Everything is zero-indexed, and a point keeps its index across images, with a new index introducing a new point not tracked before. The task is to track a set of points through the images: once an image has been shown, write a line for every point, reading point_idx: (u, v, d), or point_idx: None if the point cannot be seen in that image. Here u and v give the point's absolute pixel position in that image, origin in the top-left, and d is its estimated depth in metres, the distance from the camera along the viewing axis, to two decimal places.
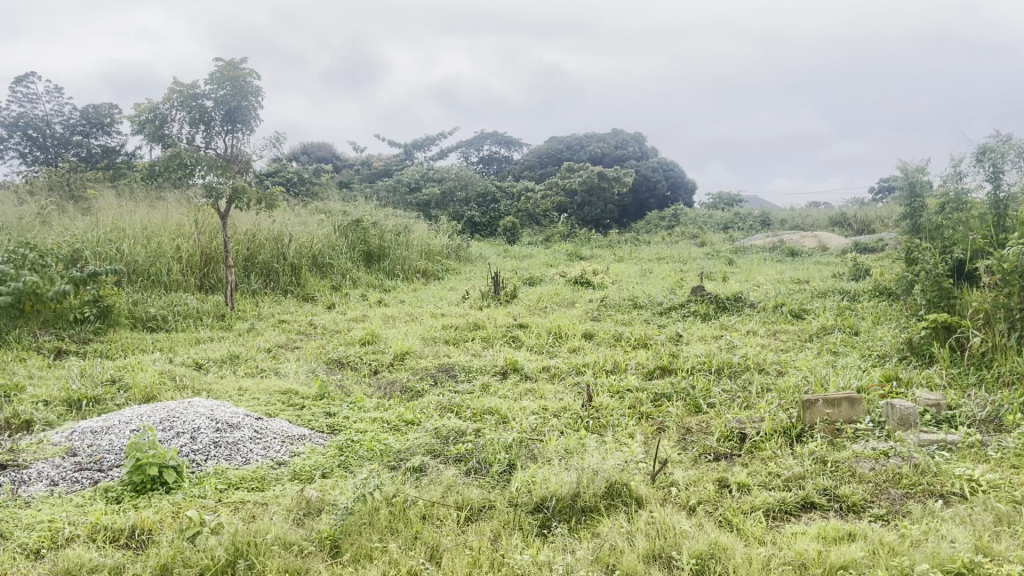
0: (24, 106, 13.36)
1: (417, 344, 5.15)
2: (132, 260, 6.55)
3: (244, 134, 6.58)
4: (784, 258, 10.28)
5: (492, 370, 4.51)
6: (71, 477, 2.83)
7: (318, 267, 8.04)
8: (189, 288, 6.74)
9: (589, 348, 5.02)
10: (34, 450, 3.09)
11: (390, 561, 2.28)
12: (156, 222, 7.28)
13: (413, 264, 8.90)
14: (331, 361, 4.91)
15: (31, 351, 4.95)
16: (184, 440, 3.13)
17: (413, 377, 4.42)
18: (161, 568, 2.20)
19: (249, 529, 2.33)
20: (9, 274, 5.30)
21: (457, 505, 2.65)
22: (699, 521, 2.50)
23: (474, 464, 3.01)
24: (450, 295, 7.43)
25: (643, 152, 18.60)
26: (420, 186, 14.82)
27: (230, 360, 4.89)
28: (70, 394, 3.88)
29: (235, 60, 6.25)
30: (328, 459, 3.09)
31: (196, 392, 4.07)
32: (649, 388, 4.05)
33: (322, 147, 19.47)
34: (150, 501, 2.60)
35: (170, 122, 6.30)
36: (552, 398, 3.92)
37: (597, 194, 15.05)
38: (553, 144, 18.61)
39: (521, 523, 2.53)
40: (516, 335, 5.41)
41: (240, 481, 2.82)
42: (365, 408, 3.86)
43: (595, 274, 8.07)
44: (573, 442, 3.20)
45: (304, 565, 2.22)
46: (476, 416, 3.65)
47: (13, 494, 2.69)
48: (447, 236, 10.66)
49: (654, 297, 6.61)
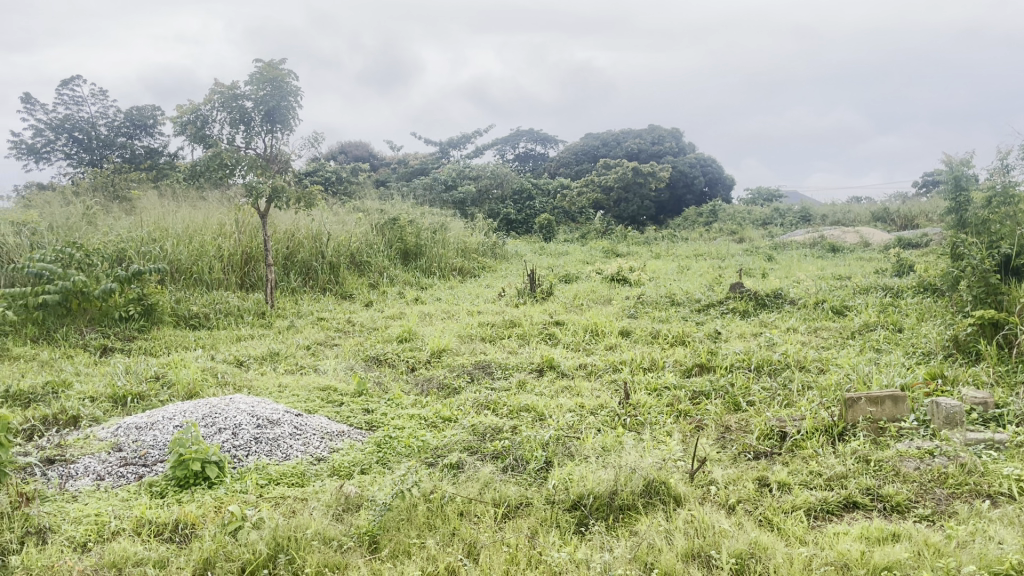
0: (71, 108, 13.72)
1: (454, 341, 5.18)
2: (176, 259, 6.67)
3: (283, 134, 6.66)
4: (825, 253, 10.13)
5: (528, 367, 4.52)
6: (117, 472, 2.89)
7: (356, 266, 8.12)
8: (230, 287, 6.84)
9: (626, 345, 4.98)
10: (81, 445, 3.16)
11: (428, 557, 2.29)
12: (198, 222, 7.40)
13: (450, 262, 8.93)
14: (370, 358, 4.95)
15: (78, 349, 5.06)
16: (226, 436, 3.18)
17: (450, 374, 4.43)
18: (204, 561, 2.23)
19: (290, 525, 2.36)
20: (57, 273, 5.42)
21: (495, 502, 2.66)
22: (738, 520, 2.47)
23: (511, 461, 3.01)
24: (486, 293, 7.46)
25: (682, 147, 18.25)
26: (456, 184, 14.90)
27: (271, 357, 4.96)
28: (115, 390, 3.96)
29: (274, 60, 6.33)
30: (367, 455, 3.12)
31: (237, 389, 4.14)
32: (686, 386, 4.02)
33: (359, 146, 19.60)
34: (194, 495, 2.65)
35: (211, 123, 6.40)
36: (589, 396, 3.91)
37: (635, 190, 14.90)
38: (588, 141, 18.58)
39: (559, 521, 2.52)
40: (553, 333, 5.41)
41: (280, 477, 2.86)
42: (402, 405, 3.88)
43: (632, 271, 8.02)
44: (610, 440, 3.18)
45: (344, 561, 2.24)
46: (513, 414, 3.66)
47: (62, 489, 2.74)
48: (483, 233, 10.69)
49: (692, 294, 6.54)
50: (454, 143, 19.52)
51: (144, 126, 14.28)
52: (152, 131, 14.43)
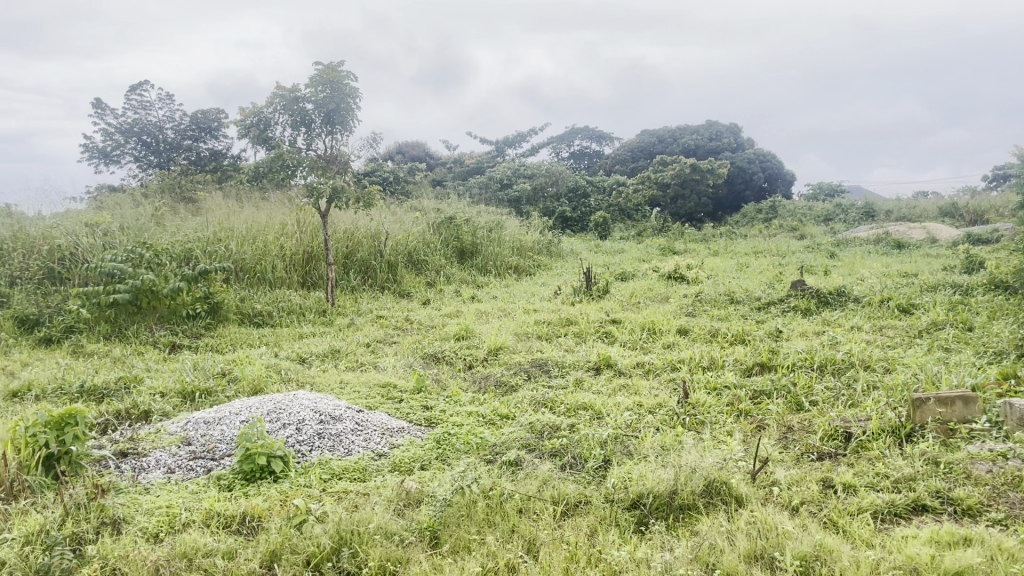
0: (139, 113, 14.15)
1: (510, 339, 5.19)
2: (240, 259, 6.84)
3: (343, 135, 6.77)
4: (890, 250, 9.86)
5: (585, 365, 4.51)
6: (186, 465, 2.98)
7: (414, 265, 8.21)
8: (293, 285, 6.99)
9: (684, 344, 4.93)
10: (153, 439, 3.27)
11: (488, 553, 2.30)
12: (261, 222, 7.58)
13: (506, 260, 8.96)
14: (428, 356, 5.00)
15: (148, 346, 5.22)
16: (291, 431, 3.25)
17: (508, 372, 4.46)
18: (271, 553, 2.29)
19: (353, 519, 2.41)
20: (128, 272, 5.61)
21: (553, 500, 2.67)
22: (802, 522, 2.42)
23: (570, 459, 3.01)
24: (542, 291, 7.45)
25: (741, 143, 17.91)
26: (512, 183, 15.02)
27: (332, 354, 5.05)
28: (184, 386, 4.08)
29: (334, 63, 6.42)
30: (427, 451, 3.15)
31: (300, 385, 4.23)
32: (747, 386, 3.96)
33: (415, 146, 19.79)
34: (260, 489, 2.72)
35: (273, 126, 6.54)
36: (647, 395, 3.89)
37: (691, 186, 14.54)
38: (644, 137, 18.41)
39: (618, 519, 2.52)
40: (609, 331, 5.38)
41: (343, 472, 2.92)
42: (461, 402, 3.92)
43: (690, 268, 7.92)
44: (670, 439, 3.16)
45: (406, 555, 2.28)
46: (571, 412, 3.66)
47: (135, 481, 2.84)
48: (539, 232, 10.69)
49: (752, 292, 6.44)
50: (510, 142, 19.55)
51: (209, 130, 14.63)
52: (217, 134, 14.77)
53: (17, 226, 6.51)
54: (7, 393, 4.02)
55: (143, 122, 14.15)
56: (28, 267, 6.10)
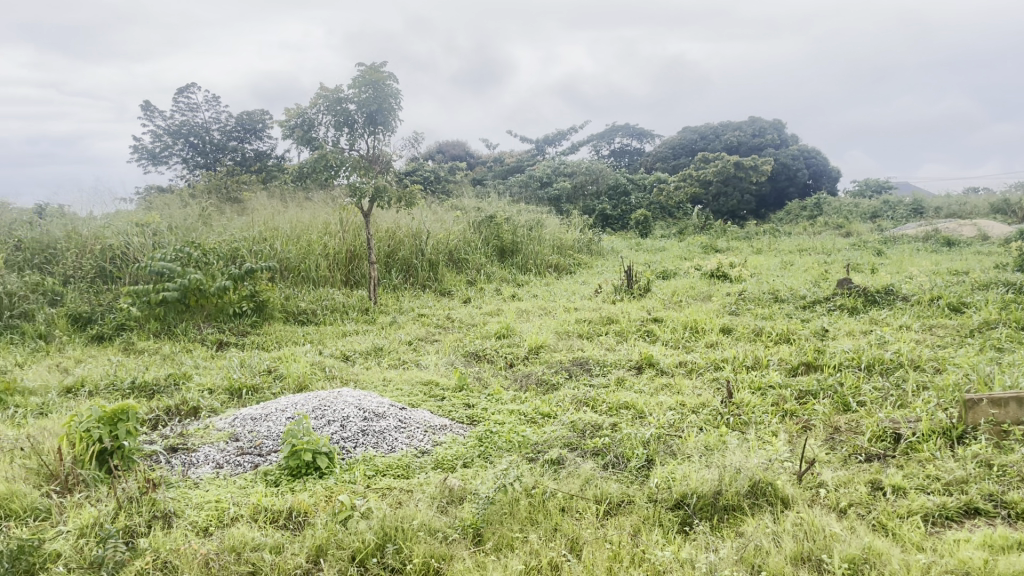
0: (186, 115, 14.43)
1: (551, 338, 5.19)
2: (285, 258, 6.94)
3: (385, 135, 6.83)
4: (940, 248, 9.64)
5: (627, 364, 4.48)
6: (234, 461, 3.04)
7: (454, 264, 8.25)
8: (336, 283, 7.08)
9: (728, 343, 4.88)
10: (202, 434, 3.34)
11: (531, 551, 2.30)
12: (305, 221, 7.68)
13: (546, 259, 8.96)
14: (469, 354, 5.02)
15: (196, 343, 5.33)
16: (335, 427, 3.29)
17: (549, 370, 4.46)
18: (317, 548, 2.32)
19: (397, 516, 2.43)
20: (177, 271, 5.74)
21: (596, 499, 2.66)
22: (851, 524, 2.39)
23: (612, 458, 3.00)
24: (583, 290, 7.43)
25: (785, 139, 17.64)
26: (552, 181, 15.01)
27: (374, 352, 5.10)
28: (231, 383, 4.16)
29: (376, 63, 6.47)
30: (469, 449, 3.17)
31: (344, 382, 4.28)
32: (792, 385, 3.91)
33: (455, 146, 19.86)
34: (306, 484, 2.76)
35: (317, 127, 6.62)
36: (690, 394, 3.85)
37: (733, 184, 14.29)
38: (686, 134, 18.24)
39: (662, 519, 2.50)
40: (651, 329, 5.35)
41: (387, 468, 2.95)
42: (502, 400, 3.92)
43: (733, 267, 7.83)
44: (713, 440, 3.13)
45: (449, 552, 2.29)
46: (612, 411, 3.65)
47: (185, 476, 2.90)
48: (579, 230, 10.66)
49: (797, 291, 6.34)
50: (550, 141, 19.52)
51: (254, 130, 14.83)
52: (262, 135, 14.97)
53: (70, 227, 6.69)
54: (61, 389, 4.14)
55: (190, 124, 14.42)
56: (81, 266, 6.25)
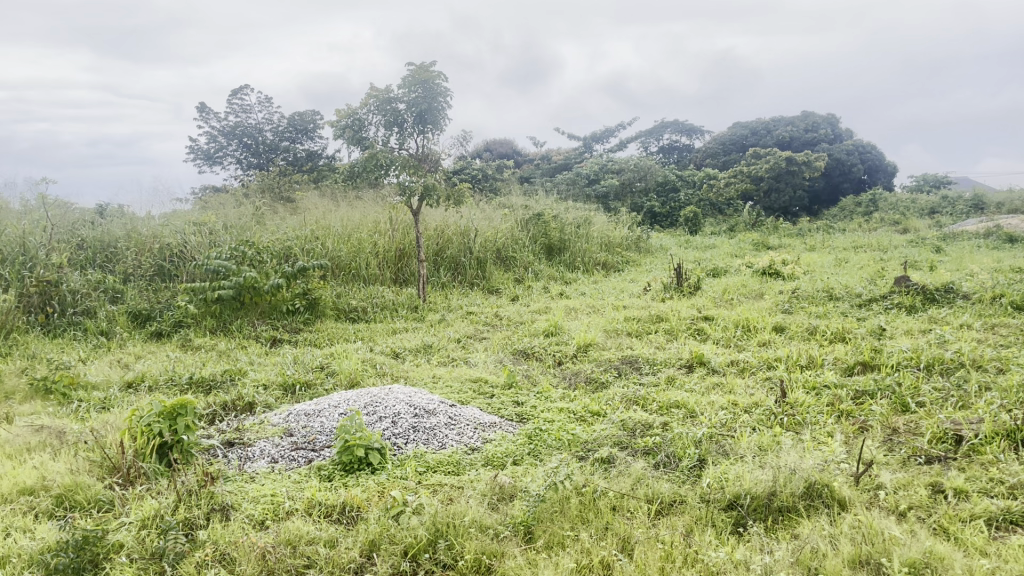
0: (240, 116, 14.73)
1: (600, 336, 5.17)
2: (336, 256, 7.04)
3: (434, 134, 6.87)
4: (1002, 245, 9.35)
5: (677, 363, 4.44)
6: (289, 456, 3.09)
7: (502, 262, 8.27)
8: (386, 281, 7.16)
9: (781, 341, 4.80)
10: (257, 429, 3.40)
11: (583, 550, 2.30)
12: (356, 220, 7.77)
13: (594, 256, 8.92)
14: (518, 352, 5.03)
15: (251, 340, 5.44)
16: (387, 424, 3.33)
17: (598, 369, 4.44)
18: (370, 543, 2.35)
19: (449, 512, 2.45)
20: (232, 269, 5.86)
21: (647, 498, 2.64)
22: (911, 527, 2.33)
23: (663, 457, 2.98)
24: (631, 287, 7.38)
25: (839, 134, 17.26)
26: (600, 178, 14.95)
27: (424, 349, 5.14)
28: (285, 379, 4.23)
29: (425, 63, 6.51)
30: (519, 446, 3.17)
31: (395, 379, 4.33)
32: (848, 385, 3.83)
33: (503, 144, 19.90)
34: (358, 479, 2.79)
35: (367, 127, 6.70)
36: (742, 393, 3.80)
37: (786, 179, 14.04)
38: (737, 129, 17.98)
39: (715, 520, 2.48)
40: (702, 328, 5.29)
41: (438, 465, 2.97)
42: (551, 398, 3.92)
43: (785, 264, 7.70)
44: (767, 440, 3.08)
45: (501, 549, 2.30)
46: (663, 409, 3.62)
47: (241, 470, 2.96)
48: (628, 228, 10.60)
49: (852, 289, 6.21)
50: (598, 138, 19.43)
51: (305, 131, 15.06)
52: (313, 135, 15.19)
53: (130, 226, 6.87)
54: (123, 383, 4.26)
55: (244, 125, 14.73)
56: (141, 265, 6.42)
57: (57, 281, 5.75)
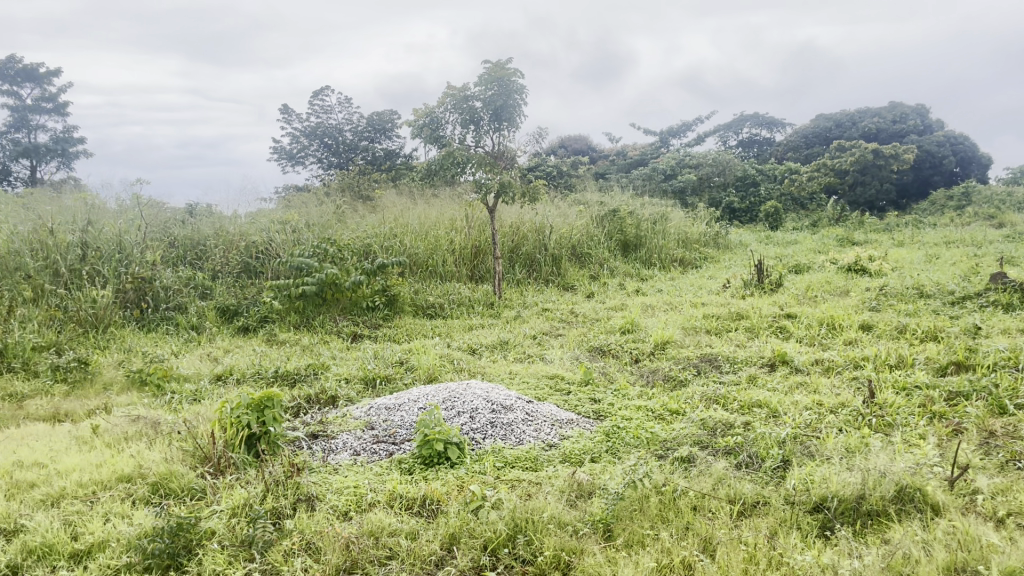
0: (321, 117, 15.09)
1: (678, 333, 5.10)
2: (414, 253, 7.14)
3: (510, 131, 6.90)
4: None
5: (759, 361, 4.35)
6: (371, 448, 3.16)
7: (578, 258, 8.25)
8: (462, 278, 7.23)
9: (867, 340, 4.64)
10: (340, 422, 3.48)
11: (663, 549, 2.27)
12: (433, 217, 7.88)
13: (671, 253, 8.80)
14: (594, 349, 5.01)
15: (333, 335, 5.57)
16: (465, 419, 3.37)
17: (676, 366, 4.38)
18: (450, 536, 2.38)
19: (527, 508, 2.46)
20: (314, 266, 6.01)
21: (729, 499, 2.59)
22: (1010, 534, 2.22)
23: (745, 458, 2.92)
24: (710, 284, 7.26)
25: (929, 125, 16.57)
26: (676, 173, 14.75)
27: (500, 346, 5.17)
28: (366, 373, 4.32)
29: (501, 61, 6.53)
30: (597, 444, 3.16)
31: (472, 374, 4.37)
32: (941, 386, 3.68)
33: (578, 140, 19.83)
34: (438, 473, 2.83)
35: (444, 125, 6.78)
36: (827, 393, 3.70)
37: (872, 172, 13.53)
38: (820, 122, 17.47)
39: (800, 522, 2.41)
40: (784, 326, 5.16)
41: (515, 460, 2.98)
42: (629, 396, 3.89)
43: (872, 260, 7.45)
44: (854, 441, 2.99)
45: (580, 546, 2.29)
46: (745, 408, 3.55)
47: (325, 462, 3.03)
48: (706, 224, 10.42)
49: (944, 285, 5.96)
50: (674, 132, 19.17)
51: (384, 130, 15.35)
52: (391, 134, 15.44)
53: (218, 225, 7.13)
54: (212, 375, 4.42)
55: (325, 125, 15.08)
56: (228, 262, 6.66)
57: (151, 278, 5.98)
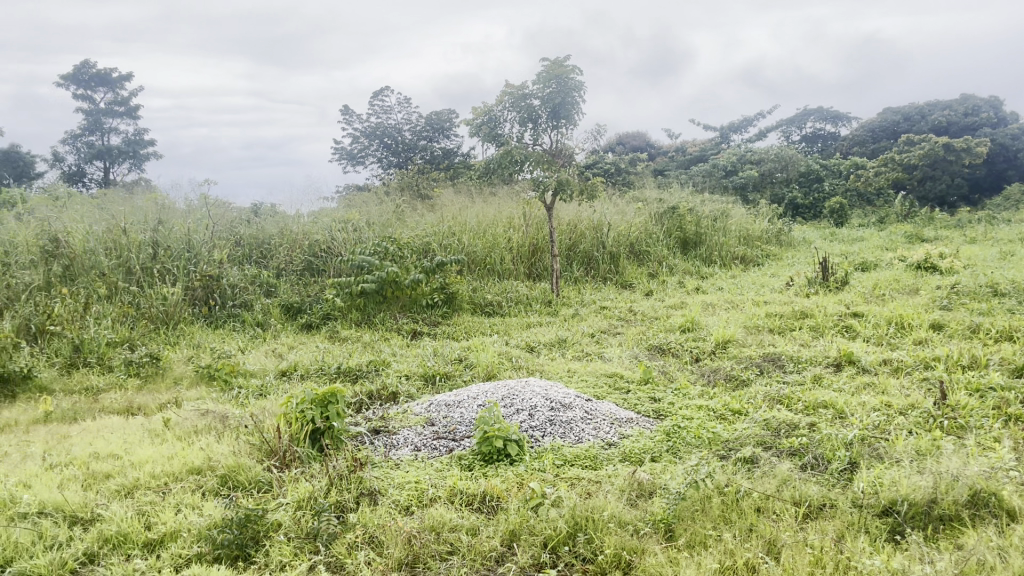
0: (381, 117, 15.28)
1: (740, 332, 5.02)
2: (472, 252, 7.18)
3: (568, 129, 6.88)
4: None
5: (824, 361, 4.25)
6: (431, 444, 3.19)
7: (636, 256, 8.18)
8: (520, 276, 7.24)
9: (938, 341, 4.49)
10: (401, 418, 3.53)
11: (726, 551, 2.24)
12: (491, 215, 7.91)
13: (732, 250, 8.66)
14: (653, 347, 4.96)
15: (393, 332, 5.64)
16: (524, 416, 3.37)
17: (738, 366, 4.31)
18: (511, 532, 2.39)
19: (587, 506, 2.46)
20: (375, 265, 6.09)
21: (794, 500, 2.55)
22: None
23: (811, 459, 2.86)
24: (772, 282, 7.12)
25: (1003, 117, 15.96)
26: (737, 169, 14.52)
27: (559, 344, 5.16)
28: (426, 370, 4.36)
29: (560, 58, 6.50)
30: (657, 443, 3.13)
31: (531, 372, 4.38)
32: (1018, 388, 3.54)
33: (637, 137, 19.68)
34: (498, 470, 2.84)
35: (502, 123, 6.80)
36: (896, 394, 3.59)
37: (943, 167, 13.06)
38: (887, 116, 16.99)
39: (868, 526, 2.35)
40: (850, 325, 5.04)
41: (575, 458, 2.97)
42: (689, 395, 3.84)
43: (943, 257, 7.21)
44: (925, 443, 2.90)
45: (641, 546, 2.27)
46: (809, 409, 3.48)
47: (387, 457, 3.08)
48: (768, 220, 10.23)
49: (1020, 283, 5.74)
50: (735, 128, 18.86)
51: (442, 130, 15.47)
52: (449, 134, 15.55)
53: (282, 224, 7.29)
54: (277, 371, 4.53)
55: (385, 125, 15.27)
56: (292, 261, 6.81)
57: (218, 276, 6.14)
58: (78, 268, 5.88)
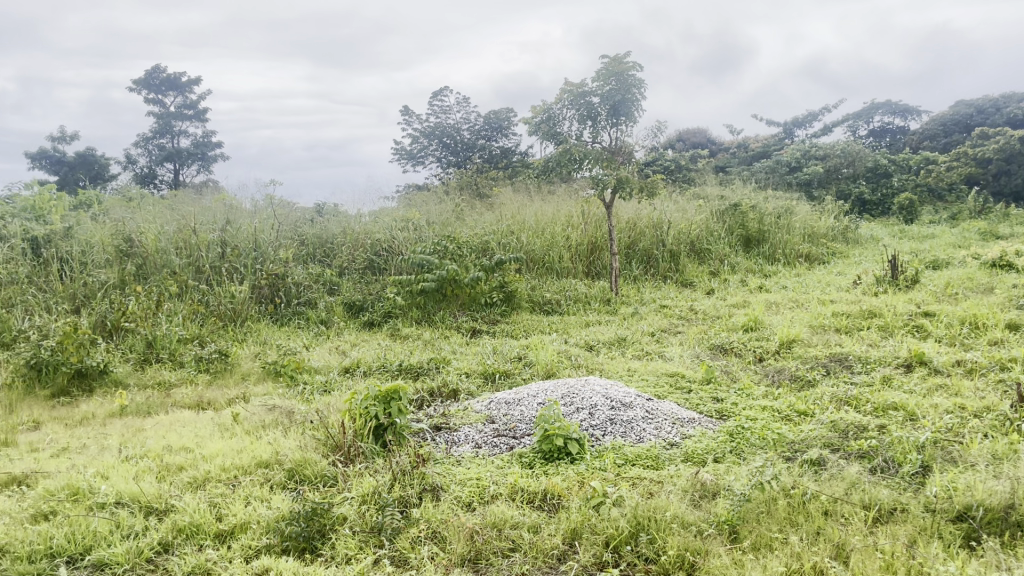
0: (440, 116, 15.41)
1: (805, 332, 4.91)
2: (530, 250, 7.20)
3: (628, 126, 6.83)
4: None
5: (894, 362, 4.13)
6: (491, 442, 3.20)
7: (697, 254, 8.07)
8: (578, 274, 7.23)
9: (1015, 342, 4.32)
10: (462, 416, 3.55)
11: (793, 554, 2.20)
12: (550, 214, 7.90)
13: (796, 248, 8.48)
14: (715, 347, 4.89)
15: (453, 330, 5.69)
16: (584, 415, 3.36)
17: (803, 366, 4.22)
18: (572, 531, 2.39)
19: (649, 506, 2.44)
20: (435, 263, 6.15)
21: (863, 504, 2.49)
22: None
23: (880, 462, 2.78)
24: (838, 281, 6.95)
25: None
26: (801, 165, 14.20)
27: (618, 342, 5.13)
28: (486, 368, 4.39)
29: (620, 55, 6.47)
30: (720, 444, 3.09)
31: (591, 371, 4.37)
32: None
33: (697, 134, 19.42)
34: (559, 468, 2.84)
35: (561, 121, 6.79)
36: (970, 397, 3.47)
37: (1020, 161, 12.59)
38: (959, 109, 16.46)
39: (941, 531, 2.28)
40: (921, 325, 4.89)
41: (636, 458, 2.95)
42: (753, 396, 3.78)
43: (1020, 255, 6.94)
44: (1002, 447, 2.80)
45: (704, 547, 2.25)
46: (879, 411, 3.38)
47: (448, 453, 3.10)
48: (833, 217, 9.98)
49: None
50: (799, 123, 18.46)
51: (500, 129, 15.52)
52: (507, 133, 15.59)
53: (344, 223, 7.42)
54: (341, 367, 4.61)
55: (443, 125, 15.39)
56: (354, 259, 6.92)
57: (283, 274, 6.28)
58: (150, 267, 6.08)
